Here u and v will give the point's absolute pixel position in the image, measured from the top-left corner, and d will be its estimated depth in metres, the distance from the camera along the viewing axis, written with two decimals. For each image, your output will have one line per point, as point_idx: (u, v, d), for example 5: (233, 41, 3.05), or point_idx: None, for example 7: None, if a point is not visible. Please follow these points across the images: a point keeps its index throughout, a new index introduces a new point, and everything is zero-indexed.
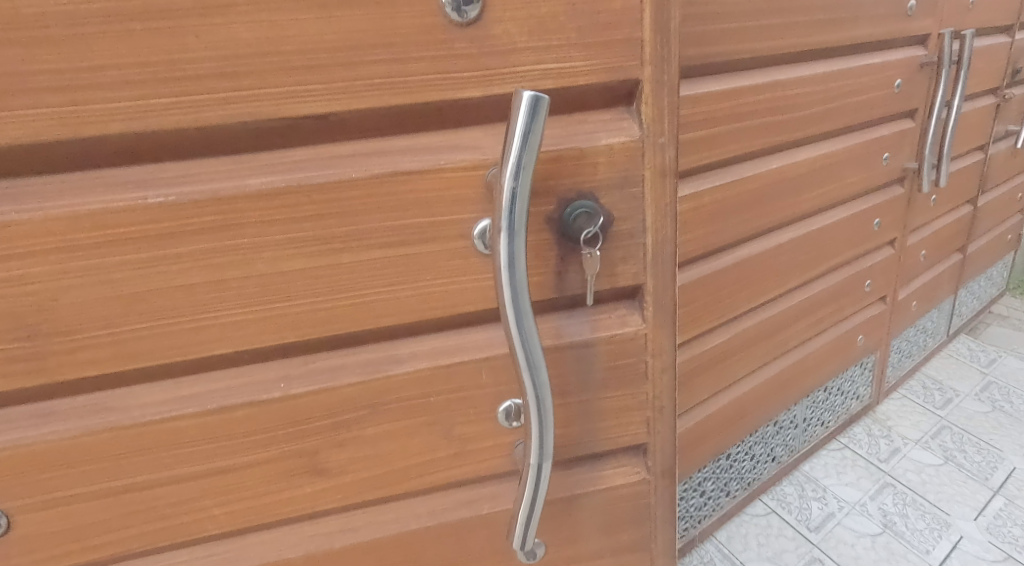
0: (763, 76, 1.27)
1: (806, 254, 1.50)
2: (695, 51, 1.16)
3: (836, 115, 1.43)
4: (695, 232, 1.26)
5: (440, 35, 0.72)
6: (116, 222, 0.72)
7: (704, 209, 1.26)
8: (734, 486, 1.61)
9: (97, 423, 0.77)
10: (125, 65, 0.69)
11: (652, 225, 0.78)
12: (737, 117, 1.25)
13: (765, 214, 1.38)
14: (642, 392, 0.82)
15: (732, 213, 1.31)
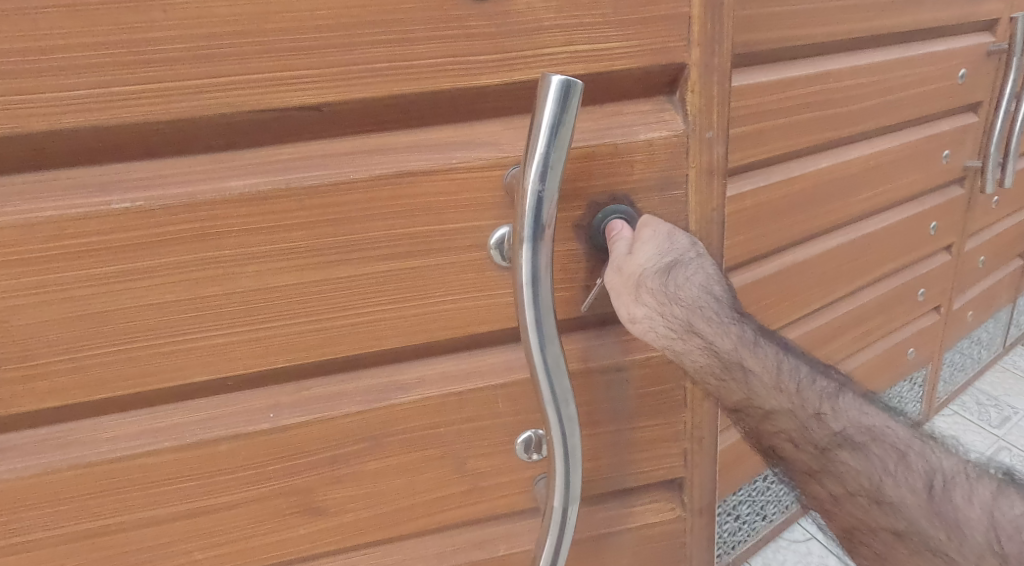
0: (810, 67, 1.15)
1: (879, 249, 1.44)
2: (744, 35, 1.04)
3: (907, 105, 1.35)
4: (772, 225, 1.20)
5: (452, 12, 0.62)
6: (75, 231, 0.64)
7: (781, 201, 1.20)
8: (771, 509, 1.50)
9: (60, 460, 0.69)
10: (84, 47, 0.61)
11: (707, 229, 0.69)
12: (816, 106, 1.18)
13: (814, 215, 1.27)
14: (678, 420, 0.71)
15: (808, 205, 1.25)
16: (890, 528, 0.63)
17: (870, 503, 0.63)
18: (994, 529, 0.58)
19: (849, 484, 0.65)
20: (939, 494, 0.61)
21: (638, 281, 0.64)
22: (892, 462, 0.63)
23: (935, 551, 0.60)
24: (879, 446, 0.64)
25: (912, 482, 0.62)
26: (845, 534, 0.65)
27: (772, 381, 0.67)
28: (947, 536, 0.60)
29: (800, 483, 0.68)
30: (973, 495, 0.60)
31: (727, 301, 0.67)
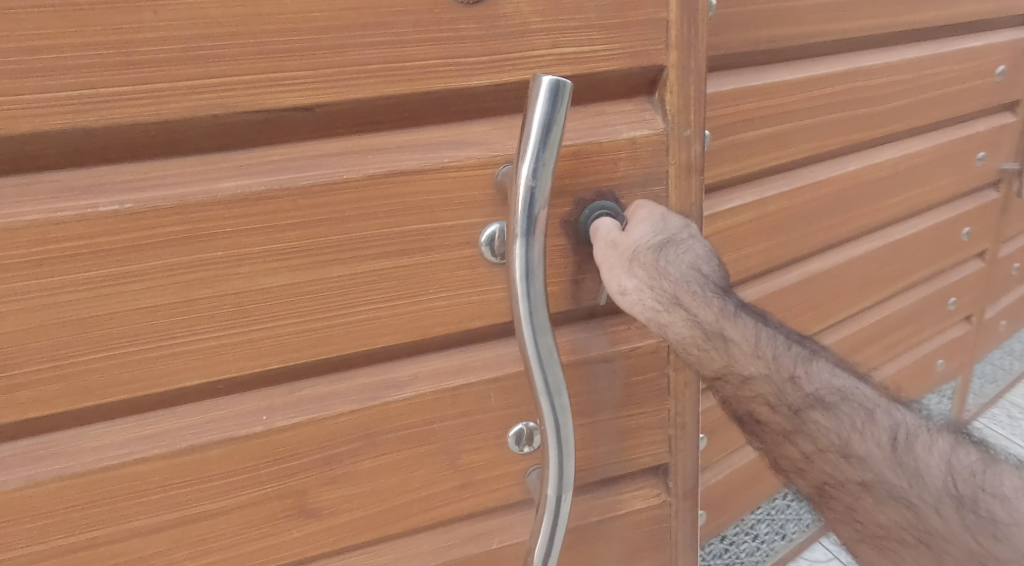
0: (823, 67, 1.20)
1: (910, 254, 1.54)
2: (746, 37, 1.09)
3: (910, 112, 1.39)
4: (785, 230, 1.25)
5: (443, 15, 0.64)
6: (60, 235, 0.63)
7: (787, 211, 1.24)
8: (791, 529, 1.57)
9: (43, 473, 0.67)
10: (71, 47, 0.60)
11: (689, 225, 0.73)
12: (819, 111, 1.21)
13: (836, 223, 1.34)
14: (663, 408, 0.74)
15: (815, 215, 1.29)
16: (858, 481, 0.66)
17: (841, 459, 0.67)
18: (955, 478, 0.63)
19: (821, 443, 0.67)
20: (905, 449, 0.65)
21: (629, 252, 0.67)
22: (863, 421, 0.67)
23: (902, 501, 0.64)
24: (850, 406, 0.67)
25: (878, 437, 0.66)
26: (815, 489, 0.69)
27: (751, 348, 0.69)
28: (912, 486, 0.64)
29: (773, 443, 0.71)
30: (937, 449, 0.64)
31: (711, 277, 0.70)
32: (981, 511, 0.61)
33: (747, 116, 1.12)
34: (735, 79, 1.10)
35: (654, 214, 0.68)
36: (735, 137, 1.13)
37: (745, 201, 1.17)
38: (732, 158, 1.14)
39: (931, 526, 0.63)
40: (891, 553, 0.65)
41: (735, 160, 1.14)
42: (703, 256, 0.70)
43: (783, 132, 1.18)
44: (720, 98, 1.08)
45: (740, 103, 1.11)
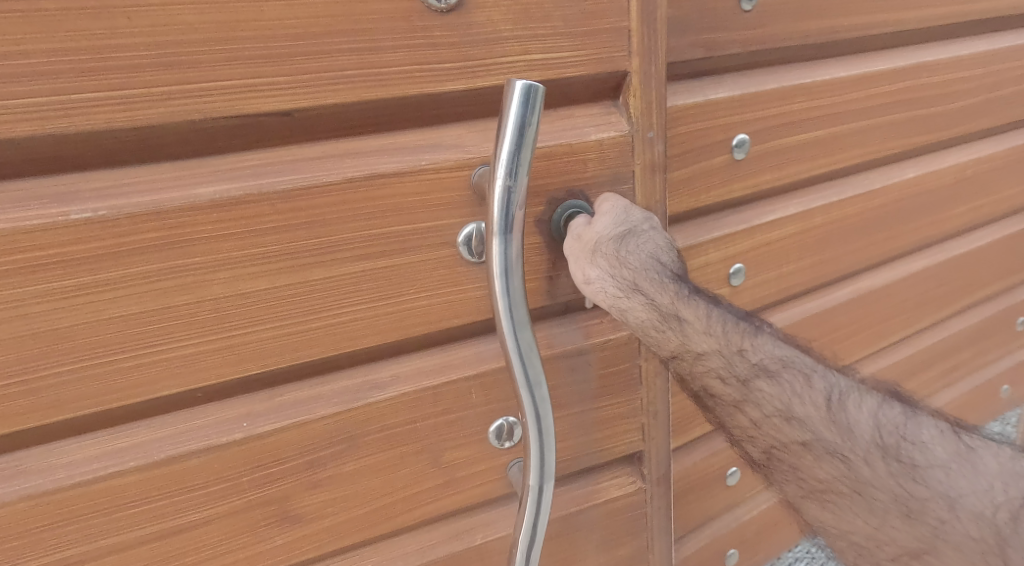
0: (901, 59, 1.03)
1: (971, 274, 1.29)
2: (816, 26, 0.92)
3: (1007, 104, 1.20)
4: (844, 246, 1.06)
5: (418, 22, 0.65)
6: (28, 244, 0.60)
7: (858, 218, 1.06)
8: None
9: (13, 492, 0.65)
10: (38, 52, 0.57)
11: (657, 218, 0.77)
12: (902, 105, 1.06)
13: (891, 235, 1.13)
14: (635, 398, 0.78)
15: (888, 223, 1.11)
16: (799, 442, 0.66)
17: (783, 422, 0.67)
18: (883, 430, 0.64)
19: (766, 409, 0.67)
20: (839, 407, 0.65)
21: (593, 245, 0.69)
22: (802, 386, 0.67)
23: (838, 456, 0.64)
24: (791, 372, 0.67)
25: (816, 400, 0.66)
26: (762, 454, 0.68)
27: (704, 327, 0.68)
28: (846, 441, 0.64)
29: (723, 415, 0.70)
30: (866, 407, 0.65)
31: (668, 265, 0.70)
32: (904, 458, 0.62)
33: (823, 111, 0.96)
34: (811, 70, 0.94)
35: (617, 208, 0.70)
36: (811, 135, 0.96)
37: (809, 206, 1.00)
38: (804, 159, 0.97)
39: (864, 477, 0.63)
40: (831, 510, 0.65)
41: (807, 159, 0.97)
42: (662, 246, 0.71)
43: (842, 132, 1.00)
44: (794, 92, 0.92)
45: (817, 97, 0.95)
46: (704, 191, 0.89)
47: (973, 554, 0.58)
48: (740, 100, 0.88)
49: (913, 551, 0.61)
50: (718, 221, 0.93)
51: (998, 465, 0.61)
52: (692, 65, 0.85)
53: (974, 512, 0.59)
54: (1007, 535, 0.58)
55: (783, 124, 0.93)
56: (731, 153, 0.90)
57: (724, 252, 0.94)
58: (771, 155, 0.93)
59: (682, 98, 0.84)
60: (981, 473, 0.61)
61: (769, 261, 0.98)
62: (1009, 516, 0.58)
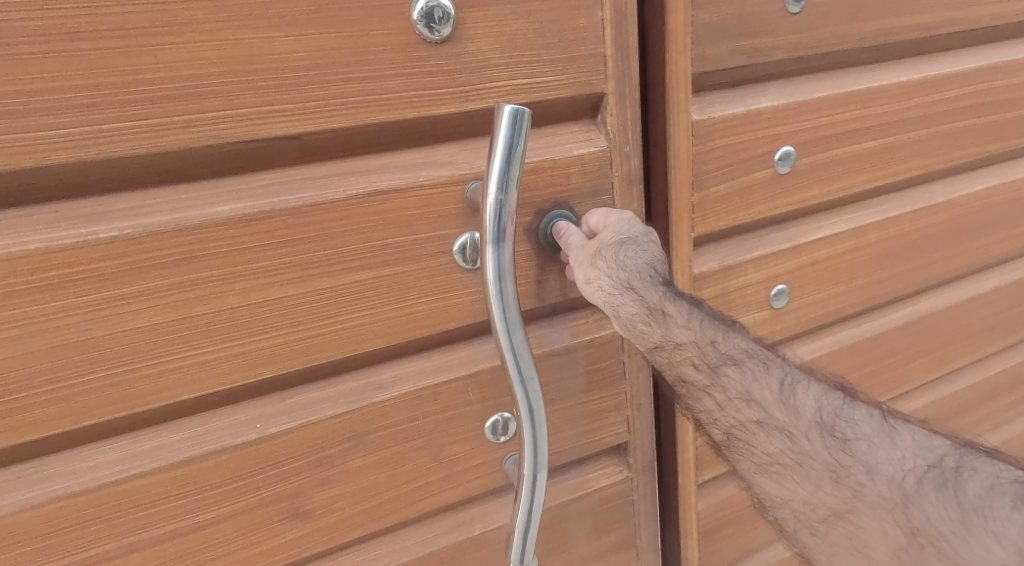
0: (973, 60, 1.00)
1: None
2: (876, 26, 0.91)
3: None
4: (900, 266, 1.04)
5: (415, 53, 0.71)
6: (61, 261, 0.65)
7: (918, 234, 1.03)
8: None
9: (41, 494, 0.68)
10: (73, 88, 0.63)
11: (674, 231, 0.86)
12: (975, 109, 1.02)
13: (955, 254, 1.08)
14: (620, 391, 0.86)
15: (956, 238, 1.07)
16: (754, 421, 0.75)
17: (742, 403, 0.76)
18: (823, 411, 0.73)
19: (730, 392, 0.77)
20: (789, 391, 0.74)
21: (595, 249, 0.75)
22: (761, 373, 0.76)
23: (784, 432, 0.73)
24: (753, 361, 0.76)
25: (770, 383, 0.75)
26: (724, 433, 0.78)
27: (685, 321, 0.77)
28: (792, 419, 0.73)
29: (696, 399, 0.80)
30: (813, 392, 0.74)
31: (659, 270, 0.78)
32: (836, 433, 0.71)
33: (881, 119, 0.95)
34: (866, 75, 0.93)
35: (617, 221, 0.77)
36: (866, 146, 0.95)
37: (862, 222, 0.98)
38: (857, 171, 0.95)
39: (803, 449, 0.72)
40: (775, 479, 0.74)
41: (860, 172, 0.96)
42: (657, 256, 0.78)
43: (901, 142, 0.98)
44: (845, 100, 0.91)
45: (875, 104, 0.93)
46: (742, 210, 0.89)
47: (882, 513, 0.67)
48: (783, 110, 0.87)
49: (839, 511, 0.70)
50: (757, 241, 0.92)
51: (912, 441, 0.69)
52: (730, 73, 0.84)
53: (887, 476, 0.68)
54: (909, 495, 0.66)
55: (835, 134, 0.92)
56: (775, 167, 0.89)
57: (763, 273, 0.93)
58: (818, 168, 0.92)
59: (720, 108, 0.84)
60: (898, 446, 0.69)
61: (815, 283, 0.97)
62: (913, 480, 0.66)
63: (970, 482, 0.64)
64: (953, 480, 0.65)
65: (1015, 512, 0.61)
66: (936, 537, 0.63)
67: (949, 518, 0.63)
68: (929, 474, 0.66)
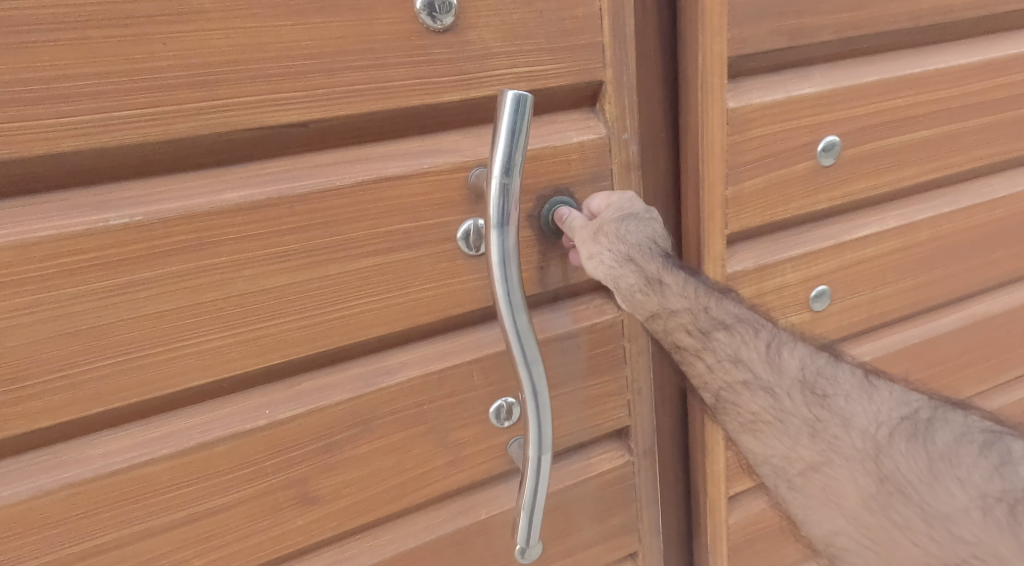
0: None
1: None
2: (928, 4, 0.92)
3: None
4: (955, 266, 1.04)
5: (418, 41, 0.72)
6: (74, 248, 0.65)
7: (976, 230, 1.03)
8: None
9: (53, 481, 0.68)
10: (86, 76, 0.63)
11: (707, 227, 0.87)
12: None
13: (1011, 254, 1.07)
14: (621, 376, 0.87)
15: (1012, 238, 1.06)
16: (740, 381, 0.80)
17: (731, 364, 0.80)
18: (806, 369, 0.77)
19: (719, 355, 0.80)
20: (775, 351, 0.78)
21: (597, 226, 0.76)
22: (750, 336, 0.78)
23: (768, 391, 0.78)
24: (743, 325, 0.79)
25: (757, 346, 0.78)
26: (714, 396, 0.82)
27: (682, 290, 0.78)
28: (776, 378, 0.78)
29: (689, 362, 0.83)
30: (798, 352, 0.78)
31: (658, 243, 0.78)
32: (817, 390, 0.76)
33: (935, 106, 0.95)
34: (921, 59, 0.94)
35: (619, 201, 0.78)
36: (918, 135, 0.95)
37: (913, 218, 0.98)
38: (904, 161, 0.96)
39: (785, 407, 0.78)
40: (759, 437, 0.80)
41: (912, 163, 0.96)
42: (658, 232, 0.79)
43: (957, 131, 0.98)
44: (897, 85, 0.92)
45: (927, 88, 0.94)
46: (782, 205, 0.90)
47: (856, 462, 0.73)
48: (827, 97, 0.88)
49: (815, 463, 0.76)
50: (798, 239, 0.93)
51: (891, 396, 0.74)
52: (770, 56, 0.85)
53: (862, 429, 0.73)
54: (881, 447, 0.72)
55: (884, 122, 0.93)
56: (818, 158, 0.90)
57: (803, 273, 0.94)
58: (864, 160, 0.93)
59: (757, 95, 0.85)
60: (875, 401, 0.74)
61: (859, 284, 0.98)
62: (886, 432, 0.72)
63: (941, 432, 0.69)
64: (923, 432, 0.70)
65: (980, 458, 0.66)
66: (903, 484, 0.70)
67: (917, 466, 0.69)
68: (902, 427, 0.71)
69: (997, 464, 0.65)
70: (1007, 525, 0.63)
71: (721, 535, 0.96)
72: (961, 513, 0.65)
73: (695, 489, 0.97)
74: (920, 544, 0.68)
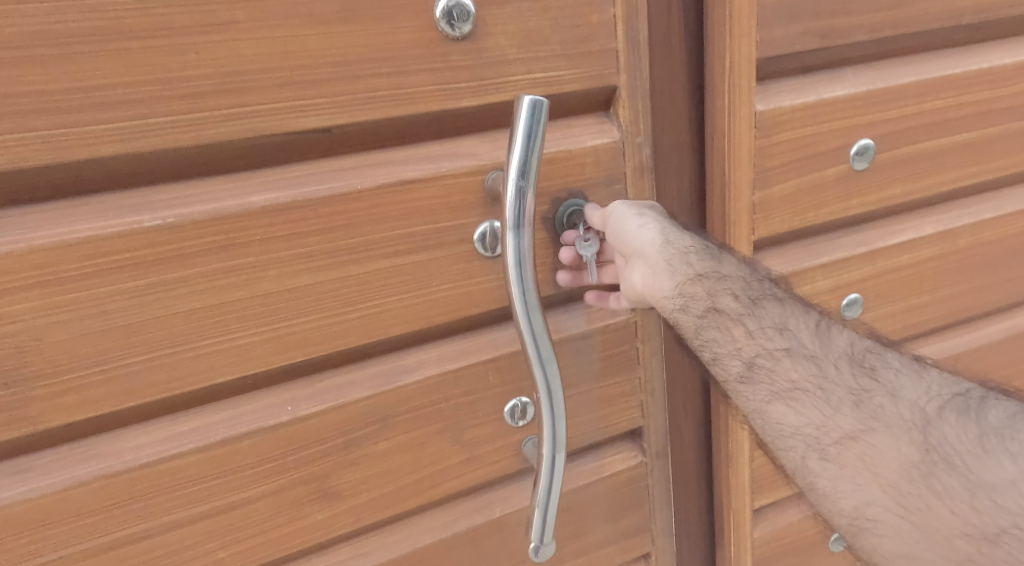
0: None
1: None
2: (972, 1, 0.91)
3: None
4: (997, 274, 1.03)
5: (438, 49, 0.74)
6: (109, 248, 0.68)
7: (1018, 237, 1.02)
8: None
9: (85, 473, 0.71)
10: (124, 85, 0.66)
11: (734, 233, 0.88)
12: None
13: None
14: (634, 377, 0.88)
15: None
16: (780, 349, 0.78)
17: (774, 332, 0.78)
18: (854, 347, 0.78)
19: (763, 321, 0.79)
20: (824, 328, 0.79)
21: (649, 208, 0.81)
22: (801, 311, 0.80)
23: (811, 358, 0.77)
24: (794, 301, 0.80)
25: (806, 318, 0.79)
26: (746, 363, 0.79)
27: (737, 262, 0.82)
28: (823, 350, 0.77)
29: (721, 329, 0.79)
30: (846, 334, 0.79)
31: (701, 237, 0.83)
32: (864, 364, 0.76)
33: (976, 108, 0.94)
34: (963, 58, 0.93)
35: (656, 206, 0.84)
36: (959, 137, 0.94)
37: (952, 223, 0.98)
38: (942, 165, 0.95)
39: (829, 376, 0.76)
40: (792, 407, 0.76)
41: (951, 167, 0.96)
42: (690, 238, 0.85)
43: (1000, 135, 0.97)
44: (937, 85, 0.91)
45: (969, 89, 0.93)
46: (812, 210, 0.91)
47: (901, 432, 0.71)
48: (860, 99, 0.88)
49: (854, 433, 0.73)
50: (828, 246, 0.94)
51: (938, 380, 0.75)
52: (800, 57, 0.86)
53: (909, 402, 0.73)
54: (930, 419, 0.71)
55: (922, 124, 0.92)
56: (851, 162, 0.90)
57: (834, 281, 0.94)
58: (901, 163, 0.93)
59: (787, 97, 0.86)
60: (924, 380, 0.75)
61: (893, 293, 0.98)
62: (935, 406, 0.72)
63: (992, 411, 0.71)
64: (976, 408, 0.71)
65: None
66: (951, 453, 0.69)
67: (967, 437, 0.69)
68: (953, 403, 0.72)
69: None
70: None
71: (746, 537, 0.97)
72: (1009, 484, 0.66)
73: (717, 492, 0.97)
74: (959, 514, 0.67)
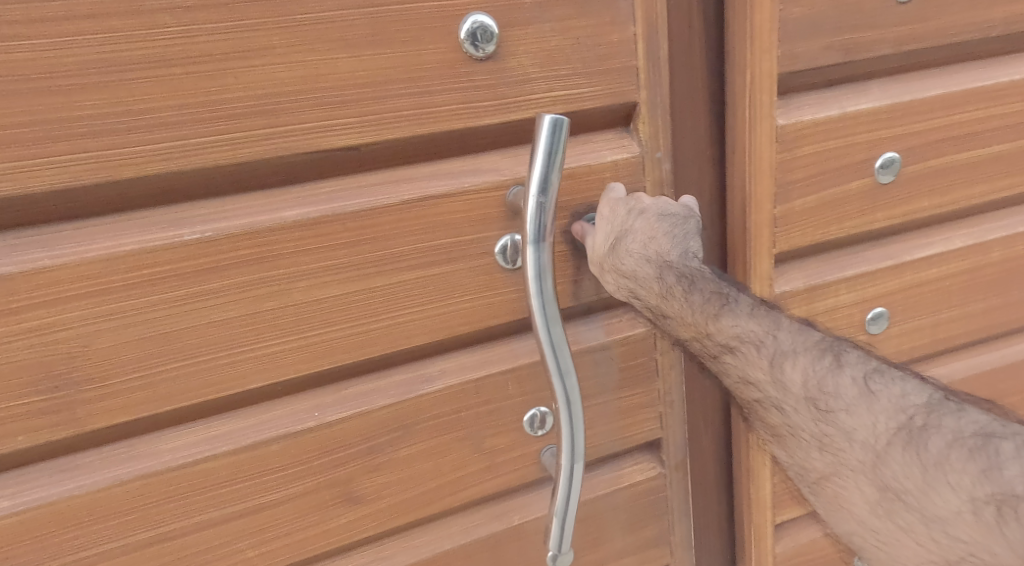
0: None
1: None
2: (1002, 13, 0.90)
3: None
4: None
5: (462, 69, 0.77)
6: (151, 261, 0.72)
7: None
8: None
9: (126, 473, 0.75)
10: (167, 108, 0.70)
11: (755, 245, 0.88)
12: None
13: None
14: (653, 388, 0.89)
15: None
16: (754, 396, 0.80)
17: (744, 385, 0.79)
18: (808, 382, 0.75)
19: (732, 376, 0.80)
20: (779, 368, 0.76)
21: (597, 262, 0.80)
22: (754, 355, 0.77)
23: (777, 406, 0.78)
24: (746, 345, 0.77)
25: (760, 362, 0.77)
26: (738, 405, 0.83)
27: (683, 315, 0.80)
28: (783, 393, 0.77)
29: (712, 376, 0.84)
30: (799, 364, 0.75)
31: (661, 254, 0.80)
32: (821, 405, 0.74)
33: (1006, 121, 0.93)
34: (993, 71, 0.92)
35: (613, 217, 0.80)
36: (989, 150, 0.93)
37: (982, 237, 0.97)
38: (971, 178, 0.94)
39: (794, 420, 0.77)
40: (779, 445, 0.81)
41: (982, 180, 0.95)
42: (656, 231, 0.80)
43: None
44: (966, 98, 0.90)
45: (998, 102, 0.92)
46: (834, 224, 0.91)
47: (860, 473, 0.73)
48: (884, 112, 0.88)
49: (827, 472, 0.76)
50: (852, 259, 0.94)
51: (889, 402, 0.71)
52: (823, 72, 0.86)
53: (863, 442, 0.72)
54: (881, 456, 0.71)
55: (951, 138, 0.91)
56: (875, 176, 0.90)
57: (857, 295, 0.94)
58: (930, 176, 0.92)
59: (809, 112, 0.86)
60: (874, 409, 0.72)
61: (920, 307, 0.97)
62: (884, 441, 0.71)
63: (934, 438, 0.68)
64: (917, 441, 0.68)
65: (970, 463, 0.65)
66: (902, 491, 0.69)
67: (913, 474, 0.68)
68: (899, 435, 0.70)
69: (984, 467, 0.64)
70: (997, 526, 0.63)
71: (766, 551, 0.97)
72: (954, 517, 0.66)
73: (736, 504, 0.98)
74: (921, 545, 0.69)
